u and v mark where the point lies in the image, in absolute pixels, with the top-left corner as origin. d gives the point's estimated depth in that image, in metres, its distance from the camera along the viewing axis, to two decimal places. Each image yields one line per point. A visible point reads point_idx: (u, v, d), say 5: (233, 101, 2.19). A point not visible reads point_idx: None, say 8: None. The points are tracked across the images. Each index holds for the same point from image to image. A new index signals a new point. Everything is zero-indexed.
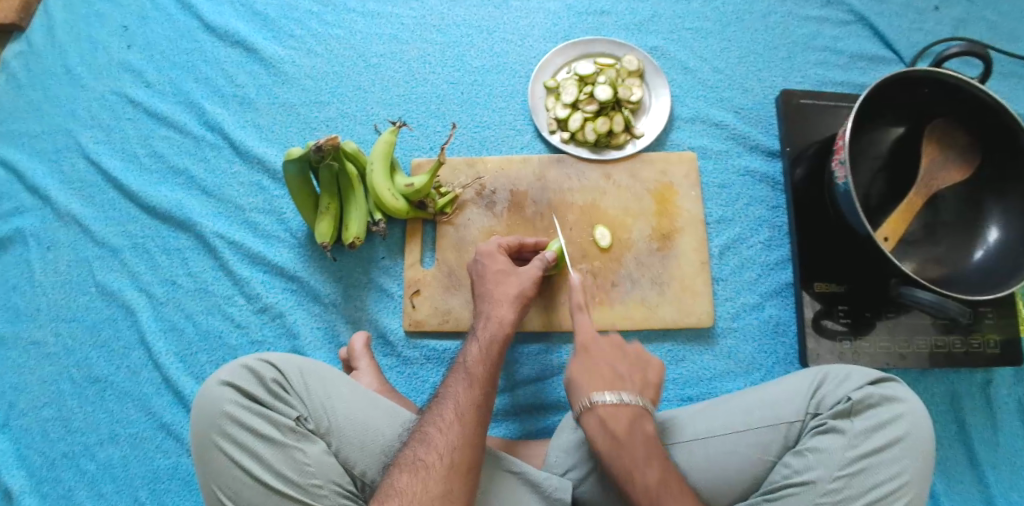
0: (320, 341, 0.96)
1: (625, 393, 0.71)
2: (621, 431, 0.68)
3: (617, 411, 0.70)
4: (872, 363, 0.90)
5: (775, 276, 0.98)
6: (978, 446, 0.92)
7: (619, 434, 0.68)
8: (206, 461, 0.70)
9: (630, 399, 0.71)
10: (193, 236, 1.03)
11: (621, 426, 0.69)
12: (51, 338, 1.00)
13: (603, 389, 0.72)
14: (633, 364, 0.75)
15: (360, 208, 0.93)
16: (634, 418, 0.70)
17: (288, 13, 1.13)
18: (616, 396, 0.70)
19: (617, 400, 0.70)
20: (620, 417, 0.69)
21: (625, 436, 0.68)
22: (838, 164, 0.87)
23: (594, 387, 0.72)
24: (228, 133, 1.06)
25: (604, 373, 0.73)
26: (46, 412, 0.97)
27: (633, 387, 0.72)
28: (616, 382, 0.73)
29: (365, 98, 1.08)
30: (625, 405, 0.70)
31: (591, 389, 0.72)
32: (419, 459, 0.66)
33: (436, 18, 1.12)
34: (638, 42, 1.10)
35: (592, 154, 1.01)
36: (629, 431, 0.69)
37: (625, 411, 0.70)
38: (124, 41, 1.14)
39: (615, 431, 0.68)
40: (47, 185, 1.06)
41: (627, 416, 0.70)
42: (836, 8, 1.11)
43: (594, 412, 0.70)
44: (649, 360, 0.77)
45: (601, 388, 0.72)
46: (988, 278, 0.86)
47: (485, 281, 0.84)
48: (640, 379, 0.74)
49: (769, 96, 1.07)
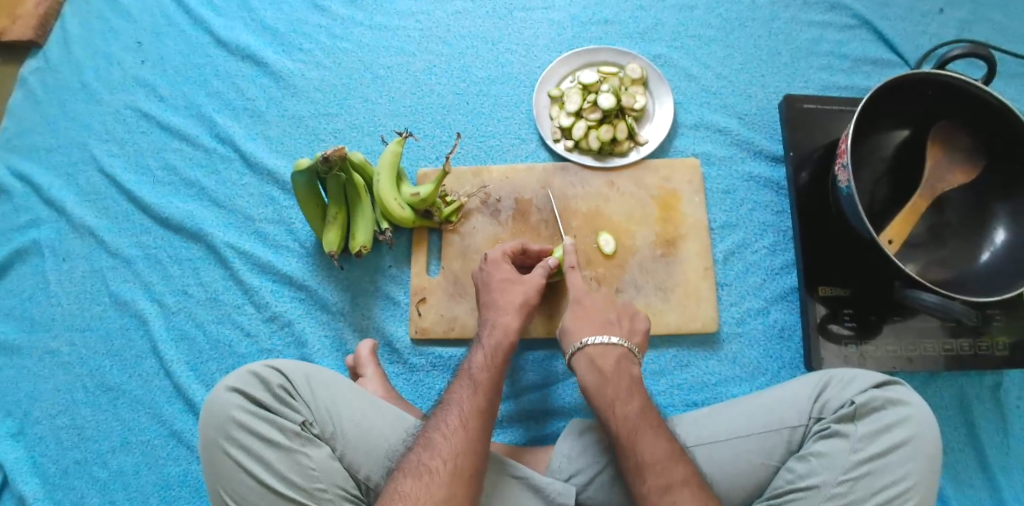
0: (328, 348, 0.98)
1: (613, 335, 0.78)
2: (607, 367, 0.75)
3: (606, 350, 0.76)
4: (878, 366, 0.89)
5: (780, 281, 0.98)
6: (989, 450, 0.91)
7: (606, 371, 0.74)
8: (213, 464, 0.71)
9: (618, 341, 0.77)
10: (204, 246, 1.05)
11: (608, 364, 0.75)
12: (66, 347, 1.02)
13: (591, 329, 0.79)
14: (621, 313, 0.82)
15: (367, 218, 0.94)
16: (621, 356, 0.76)
17: (297, 27, 1.16)
18: (605, 337, 0.77)
19: (605, 341, 0.77)
20: (608, 356, 0.76)
21: (611, 371, 0.75)
22: (841, 167, 0.87)
23: (584, 330, 0.79)
24: (239, 146, 1.09)
25: (595, 317, 0.81)
26: (60, 420, 0.98)
27: (621, 332, 0.79)
28: (607, 325, 0.79)
29: (372, 109, 1.10)
30: (612, 346, 0.77)
31: (580, 331, 0.79)
32: (423, 464, 0.66)
33: (441, 30, 1.14)
34: (641, 50, 1.11)
35: (596, 161, 1.02)
36: (615, 366, 0.75)
37: (612, 351, 0.76)
38: (138, 57, 1.17)
39: (603, 367, 0.75)
40: (63, 197, 1.09)
41: (614, 355, 0.76)
42: (839, 12, 1.12)
43: (584, 350, 0.77)
44: (637, 313, 0.84)
45: (591, 331, 0.79)
46: (998, 279, 0.85)
47: (491, 290, 0.85)
48: (628, 325, 0.81)
49: (772, 102, 1.08)
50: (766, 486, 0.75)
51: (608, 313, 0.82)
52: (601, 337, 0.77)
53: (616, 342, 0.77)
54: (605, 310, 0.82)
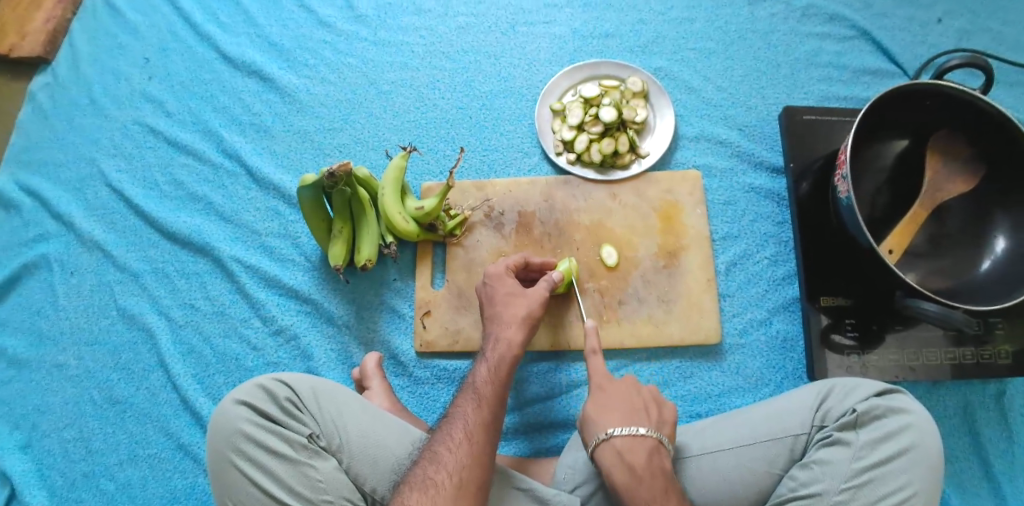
0: (334, 361, 0.98)
1: (642, 427, 0.71)
2: (638, 465, 0.68)
3: (633, 444, 0.70)
4: (880, 376, 0.90)
5: (782, 291, 0.98)
6: (994, 458, 0.91)
7: (637, 467, 0.68)
8: (221, 477, 0.71)
9: (647, 432, 0.71)
10: (210, 261, 1.06)
11: (638, 460, 0.69)
12: (73, 361, 1.03)
13: (617, 420, 0.72)
14: (647, 399, 0.75)
15: (372, 232, 0.95)
16: (652, 449, 0.70)
17: (302, 43, 1.18)
18: (632, 429, 0.70)
19: (633, 433, 0.70)
20: (638, 451, 0.69)
21: (643, 470, 0.68)
22: (841, 179, 0.88)
23: (610, 421, 0.72)
24: (245, 160, 1.10)
25: (620, 405, 0.74)
26: (68, 433, 0.99)
27: (649, 422, 0.72)
28: (633, 415, 0.73)
29: (376, 124, 1.12)
30: (641, 439, 0.70)
31: (605, 423, 0.72)
32: (428, 478, 0.67)
33: (444, 45, 1.16)
34: (642, 63, 1.12)
35: (598, 174, 1.03)
36: (648, 463, 0.69)
37: (641, 446, 0.70)
38: (145, 73, 1.19)
39: (633, 465, 0.68)
40: (71, 212, 1.10)
41: (644, 450, 0.69)
42: (837, 24, 1.13)
43: (610, 444, 0.70)
44: (663, 399, 0.76)
45: (618, 422, 0.71)
46: (1000, 286, 0.86)
47: (495, 303, 0.86)
48: (655, 413, 0.74)
49: (772, 113, 1.09)
50: (769, 495, 0.75)
51: (633, 399, 0.74)
52: (629, 430, 0.70)
53: (645, 434, 0.70)
54: (630, 395, 0.75)
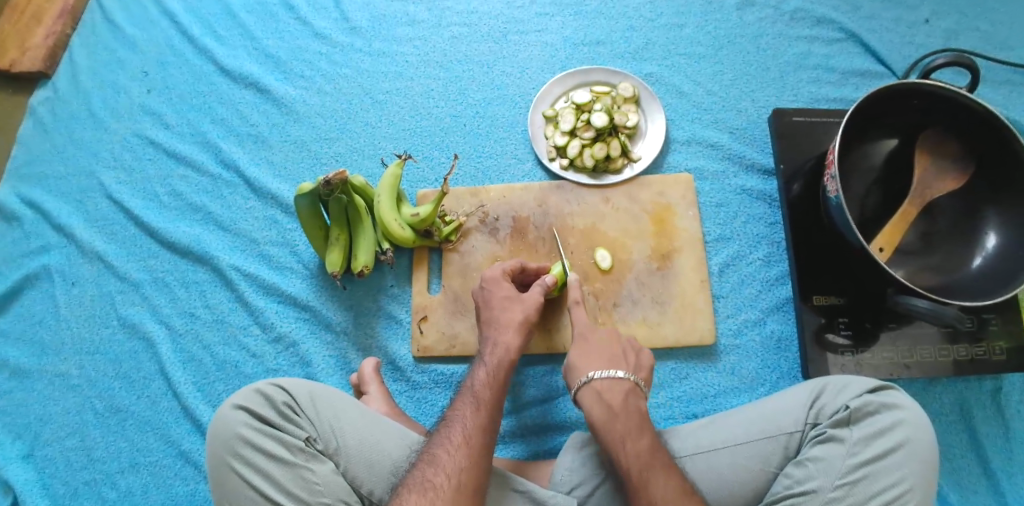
0: (332, 368, 0.99)
1: (620, 370, 0.79)
2: (615, 402, 0.76)
3: (612, 384, 0.77)
4: (875, 374, 0.91)
5: (775, 292, 0.99)
6: (991, 454, 0.92)
7: (614, 405, 0.75)
8: (221, 482, 0.72)
9: (624, 375, 0.78)
10: (210, 270, 1.07)
11: (616, 399, 0.76)
12: (75, 370, 1.04)
13: (598, 365, 0.80)
14: (626, 348, 0.83)
15: (367, 239, 0.97)
16: (629, 390, 0.77)
17: (298, 55, 1.19)
18: (612, 372, 0.78)
19: (612, 376, 0.78)
20: (615, 390, 0.77)
21: (619, 406, 0.75)
22: (830, 179, 0.89)
23: (591, 366, 0.80)
24: (243, 171, 1.12)
25: (601, 354, 0.81)
26: (70, 442, 1.00)
27: (627, 367, 0.80)
28: (612, 362, 0.80)
29: (371, 133, 1.13)
30: (619, 380, 0.77)
31: (587, 368, 0.80)
32: (427, 480, 0.68)
33: (438, 55, 1.17)
34: (633, 69, 1.14)
35: (591, 179, 1.04)
36: (624, 402, 0.76)
37: (619, 386, 0.77)
38: (144, 86, 1.21)
39: (611, 402, 0.76)
40: (72, 223, 1.12)
41: (622, 390, 0.77)
42: (826, 27, 1.15)
43: (590, 385, 0.78)
44: (643, 349, 0.84)
45: (598, 366, 0.79)
46: (991, 282, 0.87)
47: (491, 307, 0.87)
48: (633, 360, 0.82)
49: (762, 116, 1.10)
50: (765, 493, 0.76)
51: (614, 348, 0.82)
52: (609, 373, 0.78)
53: (622, 376, 0.78)
54: (610, 345, 0.83)
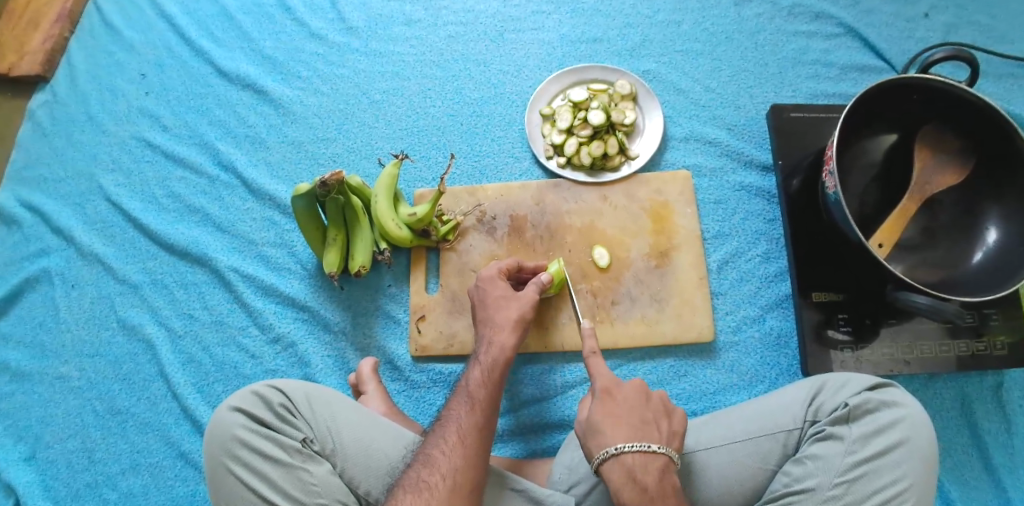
0: (331, 368, 0.99)
1: (653, 443, 0.69)
2: (651, 483, 0.66)
3: (645, 462, 0.67)
4: (875, 370, 0.90)
5: (775, 288, 0.99)
6: (993, 450, 0.91)
7: (648, 487, 0.66)
8: (217, 482, 0.73)
9: (658, 449, 0.69)
10: (209, 271, 1.07)
11: (650, 479, 0.66)
12: (75, 372, 1.05)
13: (626, 434, 0.69)
14: (656, 411, 0.73)
15: (365, 239, 0.96)
16: (663, 468, 0.68)
17: (295, 56, 1.19)
18: (644, 445, 0.68)
19: (646, 450, 0.68)
20: (649, 468, 0.67)
21: (655, 488, 0.66)
22: (828, 174, 0.89)
23: (619, 436, 0.69)
24: (241, 172, 1.12)
25: (629, 418, 0.71)
26: (70, 444, 1.01)
27: (660, 438, 0.70)
28: (643, 430, 0.70)
29: (369, 133, 1.13)
30: (653, 455, 0.68)
31: (614, 438, 0.69)
32: (422, 480, 0.68)
33: (435, 54, 1.17)
34: (630, 66, 1.14)
35: (588, 177, 1.04)
36: (659, 481, 0.67)
37: (653, 464, 0.68)
38: (142, 89, 1.21)
39: (645, 483, 0.66)
40: (72, 226, 1.12)
41: (656, 468, 0.67)
42: (824, 22, 1.14)
43: (620, 461, 0.67)
44: (672, 409, 0.75)
45: (627, 437, 0.69)
46: (990, 278, 0.86)
47: (487, 307, 0.87)
48: (665, 426, 0.72)
49: (760, 112, 1.10)
50: (764, 491, 0.75)
51: (642, 412, 0.72)
52: (642, 447, 0.68)
53: (657, 450, 0.68)
54: (641, 408, 0.73)
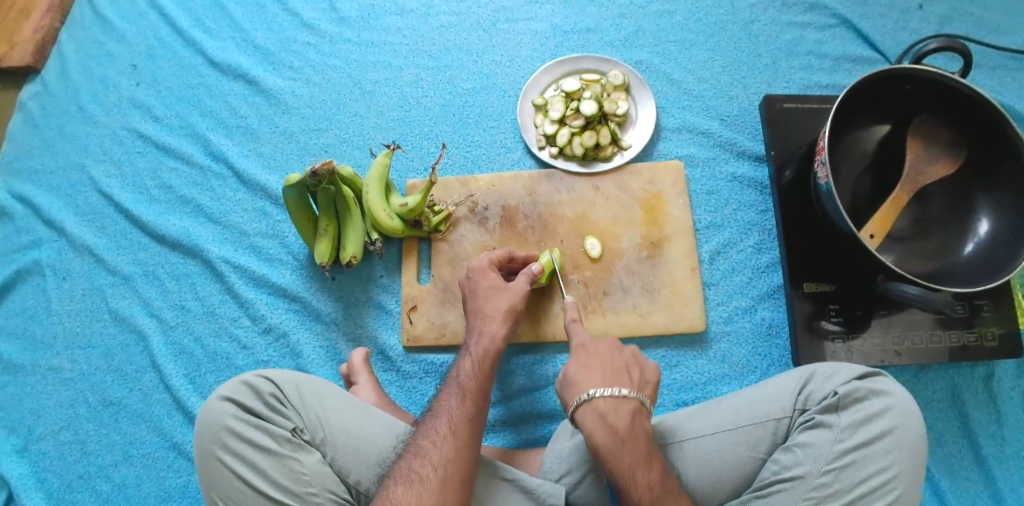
0: (322, 358, 0.99)
1: (624, 388, 0.71)
2: (622, 426, 0.68)
3: (617, 405, 0.69)
4: (865, 360, 0.90)
5: (767, 279, 0.99)
6: (983, 440, 0.91)
7: (620, 430, 0.68)
8: (207, 473, 0.72)
9: (630, 394, 0.70)
10: (200, 262, 1.07)
11: (621, 422, 0.68)
12: (67, 364, 1.04)
13: (599, 381, 0.71)
14: (628, 360, 0.75)
15: (357, 230, 0.96)
16: (634, 412, 0.70)
17: (287, 46, 1.19)
18: (615, 391, 0.70)
19: (617, 395, 0.70)
20: (620, 413, 0.69)
21: (627, 431, 0.68)
22: (820, 164, 0.89)
23: (592, 382, 0.71)
24: (232, 163, 1.11)
25: (601, 367, 0.73)
26: (63, 436, 1.00)
27: (631, 384, 0.72)
28: (615, 377, 0.72)
29: (361, 123, 1.13)
30: (624, 401, 0.69)
31: (587, 384, 0.71)
32: (414, 471, 0.68)
33: (427, 44, 1.17)
34: (623, 57, 1.13)
35: (581, 167, 1.04)
36: (630, 424, 0.69)
37: (624, 408, 0.69)
38: (133, 79, 1.21)
39: (616, 426, 0.68)
40: (63, 218, 1.12)
41: (627, 412, 0.69)
42: (818, 12, 1.13)
43: (592, 406, 0.69)
44: (645, 360, 0.76)
45: (599, 383, 0.71)
46: (982, 269, 0.86)
47: (478, 297, 0.86)
48: (637, 375, 0.74)
49: (753, 103, 1.09)
50: (752, 480, 0.75)
51: (615, 361, 0.74)
52: (612, 391, 0.70)
53: (627, 395, 0.70)
54: (613, 357, 0.74)
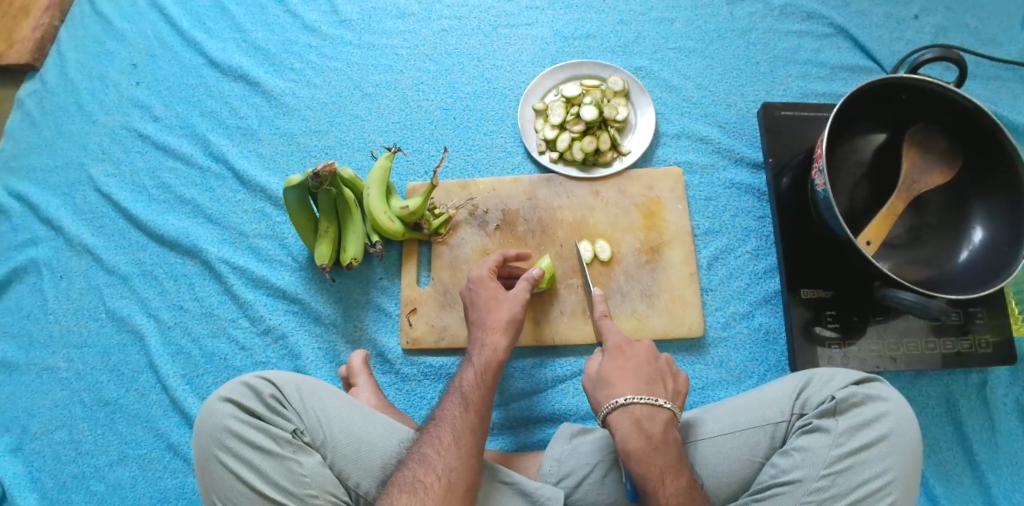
0: (321, 360, 0.99)
1: (660, 398, 0.74)
2: (656, 433, 0.71)
3: (652, 413, 0.73)
4: (861, 366, 0.91)
5: (763, 284, 1.00)
6: (977, 447, 0.92)
7: (654, 436, 0.71)
8: (206, 472, 0.73)
9: (664, 403, 0.74)
10: (199, 262, 1.07)
11: (655, 429, 0.72)
12: (62, 364, 1.04)
13: (635, 388, 0.75)
14: (663, 370, 0.79)
15: (358, 232, 0.96)
16: (667, 421, 0.73)
17: (288, 47, 1.19)
18: (652, 399, 0.74)
19: (652, 403, 0.73)
20: (655, 420, 0.72)
21: (659, 437, 0.71)
22: (817, 171, 0.90)
23: (627, 389, 0.75)
24: (232, 164, 1.11)
25: (637, 374, 0.77)
26: (58, 436, 1.00)
27: (666, 394, 0.76)
28: (651, 388, 0.75)
29: (361, 126, 1.13)
30: (660, 408, 0.73)
31: (622, 390, 0.75)
32: (417, 480, 0.68)
33: (428, 47, 1.17)
34: (623, 63, 1.14)
35: (580, 172, 1.04)
36: (664, 433, 0.72)
37: (658, 416, 0.73)
38: (133, 78, 1.21)
39: (651, 432, 0.71)
40: (60, 216, 1.11)
41: (661, 420, 0.73)
42: (815, 22, 1.15)
43: (628, 410, 0.73)
44: (676, 371, 0.81)
45: (634, 390, 0.75)
46: (977, 277, 0.87)
47: (479, 308, 0.87)
48: (671, 387, 0.78)
49: (751, 110, 1.10)
50: (750, 484, 0.76)
51: (651, 369, 0.78)
52: (649, 398, 0.73)
53: (664, 404, 0.74)
54: (648, 365, 0.78)
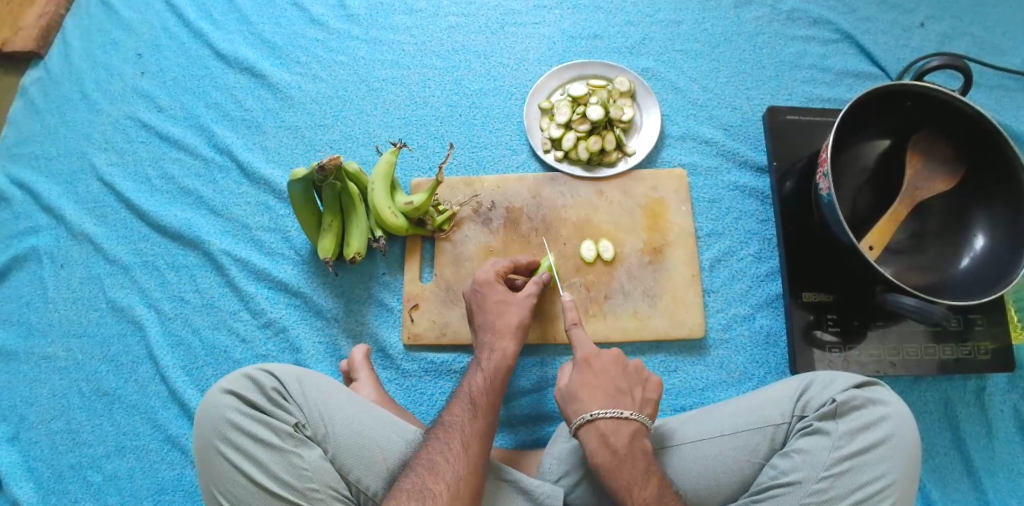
0: (321, 354, 0.99)
1: (625, 410, 0.75)
2: (621, 446, 0.72)
3: (617, 425, 0.73)
4: (862, 370, 0.91)
5: (765, 287, 1.00)
6: (974, 453, 0.93)
7: (620, 450, 0.72)
8: (207, 464, 0.72)
9: (631, 415, 0.74)
10: (201, 254, 1.06)
11: (621, 442, 0.72)
12: (62, 353, 1.04)
13: (601, 402, 0.75)
14: (633, 379, 0.79)
15: (361, 226, 0.96)
16: (634, 432, 0.73)
17: (294, 41, 1.19)
18: (617, 412, 0.74)
19: (617, 416, 0.74)
20: (621, 433, 0.73)
21: (625, 450, 0.72)
22: (821, 177, 0.90)
23: (594, 402, 0.75)
24: (237, 156, 1.11)
25: (606, 386, 0.77)
26: (55, 425, 1.00)
27: (633, 405, 0.76)
28: (618, 400, 0.76)
29: (367, 120, 1.13)
30: (626, 421, 0.74)
31: (590, 404, 0.75)
32: (426, 488, 0.67)
33: (435, 44, 1.17)
34: (629, 64, 1.14)
35: (585, 172, 1.05)
36: (630, 444, 0.72)
37: (624, 428, 0.73)
38: (138, 69, 1.20)
39: (616, 446, 0.72)
40: (62, 205, 1.11)
41: (627, 433, 0.73)
42: (822, 27, 1.15)
43: (594, 425, 0.73)
44: (646, 377, 0.80)
45: (601, 404, 0.75)
46: (978, 284, 0.87)
47: (486, 312, 0.88)
48: (639, 395, 0.77)
49: (756, 114, 1.11)
50: (750, 485, 0.76)
51: (619, 380, 0.78)
52: (614, 412, 0.74)
53: (629, 416, 0.74)
54: (616, 376, 0.78)
